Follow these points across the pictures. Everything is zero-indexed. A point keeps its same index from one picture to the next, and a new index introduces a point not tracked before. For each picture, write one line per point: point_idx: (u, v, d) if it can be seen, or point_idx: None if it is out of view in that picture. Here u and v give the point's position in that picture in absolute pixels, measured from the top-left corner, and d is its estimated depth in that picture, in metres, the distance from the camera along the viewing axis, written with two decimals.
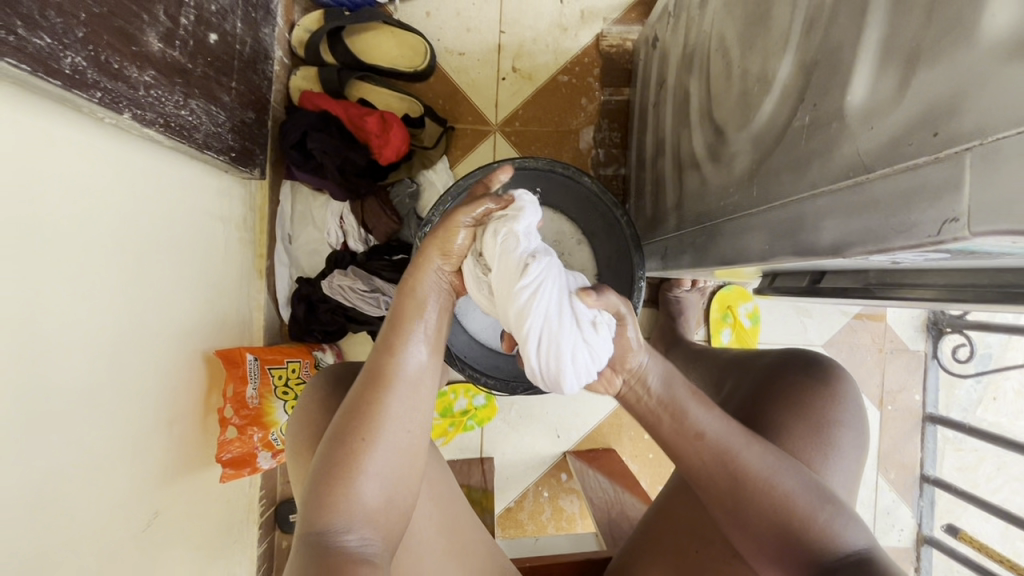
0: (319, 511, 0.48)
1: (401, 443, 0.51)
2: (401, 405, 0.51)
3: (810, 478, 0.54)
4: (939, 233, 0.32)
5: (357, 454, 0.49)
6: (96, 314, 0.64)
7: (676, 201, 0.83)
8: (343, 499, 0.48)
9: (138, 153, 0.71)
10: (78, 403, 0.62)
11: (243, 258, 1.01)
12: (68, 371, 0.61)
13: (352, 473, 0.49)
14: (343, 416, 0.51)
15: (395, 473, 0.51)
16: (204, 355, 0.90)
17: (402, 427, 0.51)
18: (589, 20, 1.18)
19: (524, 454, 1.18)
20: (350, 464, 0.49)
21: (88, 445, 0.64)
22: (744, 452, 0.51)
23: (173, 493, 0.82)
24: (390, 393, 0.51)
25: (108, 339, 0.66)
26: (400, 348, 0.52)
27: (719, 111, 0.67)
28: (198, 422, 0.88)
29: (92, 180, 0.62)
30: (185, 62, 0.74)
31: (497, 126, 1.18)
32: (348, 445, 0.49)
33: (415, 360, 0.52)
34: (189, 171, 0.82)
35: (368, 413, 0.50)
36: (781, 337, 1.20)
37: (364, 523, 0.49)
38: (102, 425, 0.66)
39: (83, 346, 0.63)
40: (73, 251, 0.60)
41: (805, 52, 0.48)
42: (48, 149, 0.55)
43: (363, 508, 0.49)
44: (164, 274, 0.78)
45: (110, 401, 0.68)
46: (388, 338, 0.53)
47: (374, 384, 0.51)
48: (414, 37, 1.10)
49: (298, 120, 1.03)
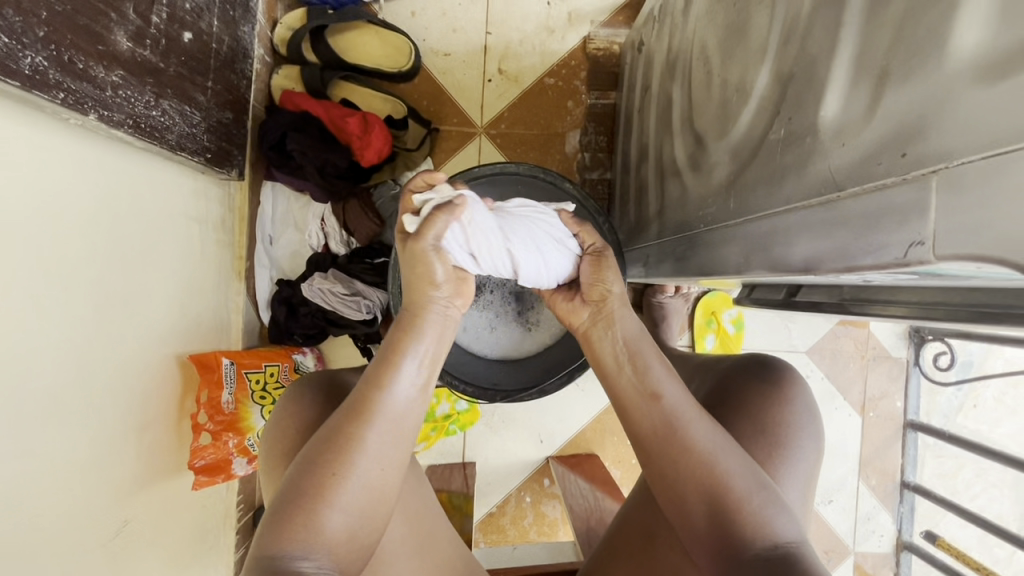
0: (279, 532, 0.47)
1: (373, 471, 0.51)
2: (380, 435, 0.52)
3: (749, 466, 0.54)
4: (906, 255, 0.32)
5: (328, 479, 0.49)
6: (61, 319, 0.63)
7: (658, 209, 0.82)
8: (304, 521, 0.48)
9: (108, 154, 0.69)
10: (44, 409, 0.61)
11: (220, 259, 0.99)
12: (33, 376, 0.59)
13: (318, 495, 0.49)
14: (317, 446, 0.50)
15: (363, 501, 0.51)
16: (180, 359, 0.88)
17: (375, 459, 0.51)
18: (577, 22, 1.17)
19: (507, 459, 1.18)
20: (314, 483, 0.49)
21: (54, 453, 0.63)
22: (690, 421, 0.56)
23: (145, 500, 0.80)
24: (368, 425, 0.51)
25: (73, 344, 0.65)
26: (389, 382, 0.53)
27: (700, 119, 0.67)
28: (172, 427, 0.87)
29: (56, 182, 0.61)
30: (157, 61, 0.72)
31: (482, 129, 1.17)
32: (317, 466, 0.49)
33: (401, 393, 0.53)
34: (162, 171, 0.80)
35: (343, 445, 0.50)
36: (765, 343, 1.20)
37: (324, 548, 0.48)
38: (67, 432, 0.65)
39: (48, 354, 0.61)
40: (36, 255, 0.59)
41: (782, 64, 0.47)
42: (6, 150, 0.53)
43: (325, 532, 0.48)
44: (135, 278, 0.76)
45: (76, 406, 0.66)
46: (374, 374, 0.53)
47: (355, 412, 0.51)
48: (399, 36, 1.09)
49: (278, 120, 1.01)
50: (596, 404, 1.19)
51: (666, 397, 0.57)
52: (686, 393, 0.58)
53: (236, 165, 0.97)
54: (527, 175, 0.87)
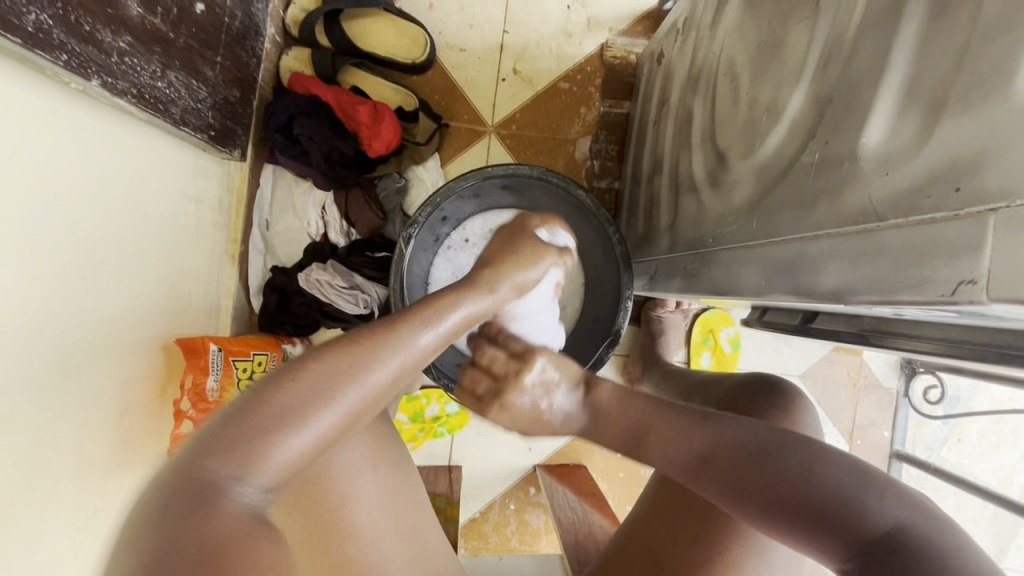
0: (240, 439, 0.43)
1: (353, 414, 0.49)
2: (377, 381, 0.50)
3: (794, 439, 0.52)
4: (954, 293, 0.31)
5: (315, 402, 0.46)
6: (45, 294, 0.60)
7: (670, 223, 0.81)
8: (274, 436, 0.44)
9: (108, 122, 0.66)
10: (20, 386, 0.58)
11: (214, 240, 0.96)
12: (14, 351, 0.56)
13: (291, 418, 0.45)
14: (318, 363, 0.48)
15: (325, 443, 0.47)
16: (165, 343, 0.85)
17: (367, 402, 0.50)
18: (595, 29, 1.16)
19: (493, 465, 1.16)
20: (289, 403, 0.45)
21: (28, 432, 0.59)
22: (707, 431, 0.55)
23: (118, 487, 0.77)
24: (379, 366, 0.50)
25: (55, 320, 0.61)
26: (413, 331, 0.53)
27: (722, 136, 0.66)
28: (153, 411, 0.83)
29: (52, 150, 0.58)
30: (166, 31, 0.69)
31: (492, 128, 1.15)
32: (295, 385, 0.46)
33: (413, 346, 0.53)
34: (162, 145, 0.77)
35: (347, 372, 0.48)
36: (759, 364, 1.20)
37: (268, 474, 0.44)
38: (43, 412, 0.61)
39: (29, 329, 0.58)
40: (26, 224, 0.55)
41: (821, 86, 0.46)
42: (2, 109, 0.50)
43: (286, 462, 0.45)
44: (125, 254, 0.73)
45: (55, 385, 0.63)
46: (407, 320, 0.54)
47: (363, 344, 0.50)
48: (415, 27, 1.07)
49: (286, 103, 0.98)
50: None
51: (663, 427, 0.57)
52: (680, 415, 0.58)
53: (240, 144, 0.94)
54: (541, 178, 0.85)
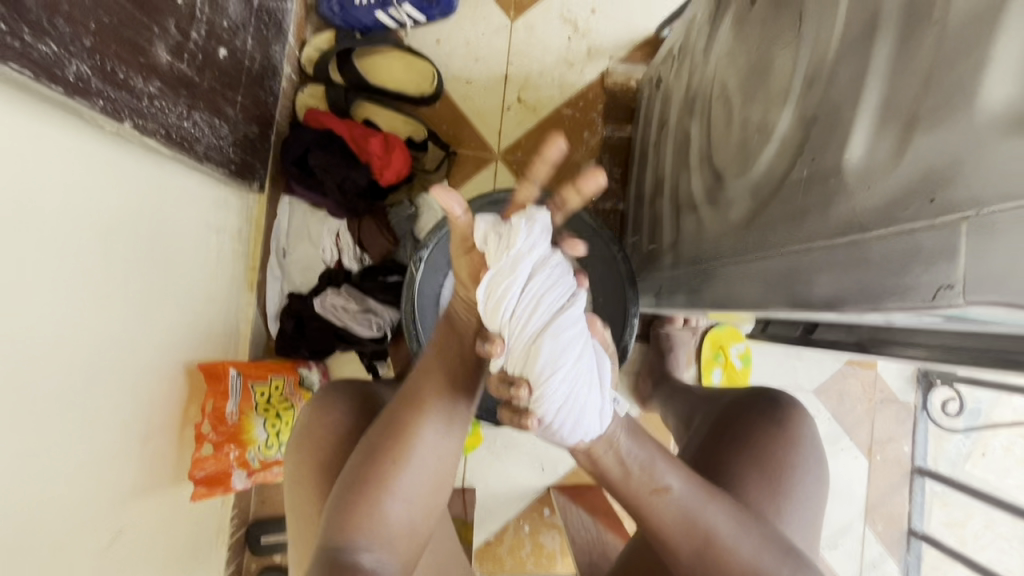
0: (345, 524, 0.51)
1: (432, 475, 0.55)
2: (433, 439, 0.55)
3: (767, 540, 0.54)
4: (935, 298, 0.32)
5: (389, 469, 0.53)
6: (78, 320, 0.63)
7: (673, 241, 0.83)
8: (371, 511, 0.51)
9: (137, 160, 0.70)
10: (52, 413, 0.61)
11: (234, 269, 1.00)
12: (46, 380, 0.59)
13: (381, 494, 0.52)
14: (380, 435, 0.55)
15: (418, 501, 0.54)
16: (188, 369, 0.88)
17: (434, 456, 0.55)
18: (596, 57, 1.21)
19: (506, 486, 1.16)
20: (375, 478, 0.53)
21: (59, 456, 0.62)
22: (703, 514, 0.54)
23: (141, 509, 0.79)
24: (429, 424, 0.55)
25: (87, 344, 0.65)
26: (446, 379, 0.57)
27: (718, 156, 0.68)
28: (175, 435, 0.86)
29: (87, 186, 0.62)
30: (192, 75, 0.74)
31: (499, 154, 1.19)
32: (374, 464, 0.53)
33: (446, 396, 0.57)
34: (186, 179, 0.82)
35: (404, 436, 0.55)
36: (772, 379, 1.20)
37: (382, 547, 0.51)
38: (74, 432, 0.64)
39: (61, 357, 0.61)
40: (60, 259, 0.59)
41: (805, 106, 0.49)
42: (43, 150, 0.55)
43: (388, 526, 0.52)
44: (151, 285, 0.77)
45: (86, 408, 0.66)
46: (436, 372, 0.57)
47: (402, 414, 0.56)
48: (422, 62, 1.13)
49: (302, 138, 1.04)
50: None
51: (676, 495, 0.54)
52: (692, 482, 0.56)
53: (258, 177, 0.99)
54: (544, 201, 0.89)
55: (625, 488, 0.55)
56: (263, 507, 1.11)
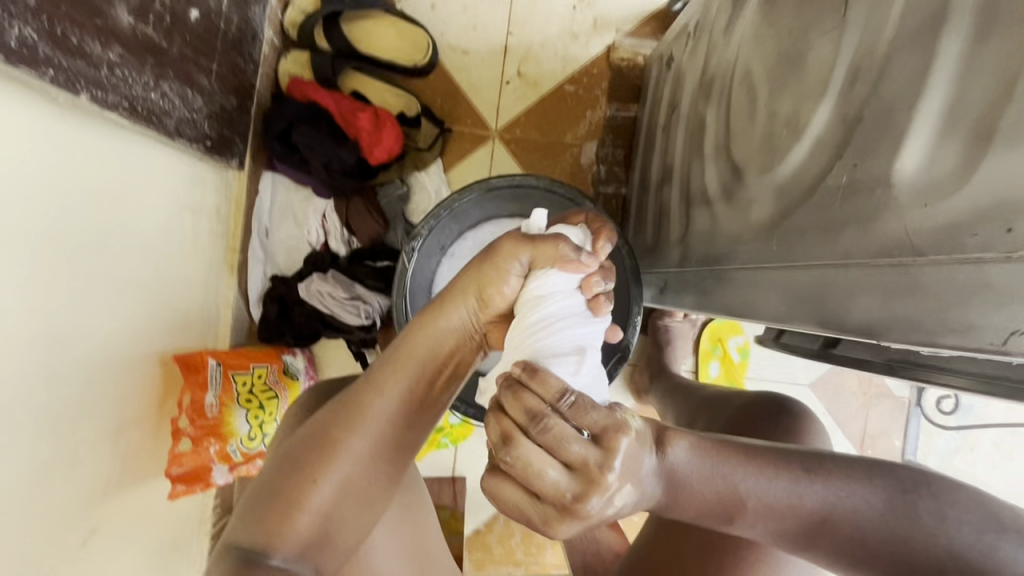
0: (258, 523, 0.47)
1: (363, 476, 0.49)
2: (372, 438, 0.49)
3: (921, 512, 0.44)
4: (1005, 343, 0.31)
5: (311, 473, 0.48)
6: (40, 313, 0.58)
7: (681, 235, 0.78)
8: (287, 516, 0.47)
9: (99, 136, 0.63)
10: (14, 410, 0.55)
11: (212, 250, 0.94)
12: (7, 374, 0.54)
13: (301, 492, 0.47)
14: (313, 427, 0.50)
15: (338, 512, 0.49)
16: (167, 359, 0.84)
17: (367, 463, 0.49)
18: (601, 30, 1.13)
19: None
20: (290, 480, 0.48)
21: (24, 457, 0.58)
22: (800, 503, 0.43)
23: (114, 507, 0.75)
24: (362, 423, 0.49)
25: (49, 338, 0.59)
26: (390, 382, 0.50)
27: (737, 149, 0.63)
28: (150, 428, 0.81)
29: (41, 166, 0.55)
30: (159, 40, 0.66)
31: (496, 132, 1.12)
32: (299, 463, 0.48)
33: (403, 393, 0.50)
34: (156, 155, 0.75)
35: (335, 436, 0.49)
36: (770, 374, 1.18)
37: (299, 546, 0.47)
38: (58, 424, 0.62)
39: (22, 352, 0.56)
40: (16, 245, 0.53)
41: (847, 103, 0.44)
42: (6, 126, 0.50)
43: (304, 531, 0.48)
44: (122, 272, 0.71)
45: (53, 405, 0.61)
46: (382, 372, 0.50)
47: (340, 415, 0.49)
48: (416, 30, 1.05)
49: (285, 111, 0.96)
50: None
51: (745, 499, 0.42)
52: (775, 483, 0.43)
53: (236, 153, 0.92)
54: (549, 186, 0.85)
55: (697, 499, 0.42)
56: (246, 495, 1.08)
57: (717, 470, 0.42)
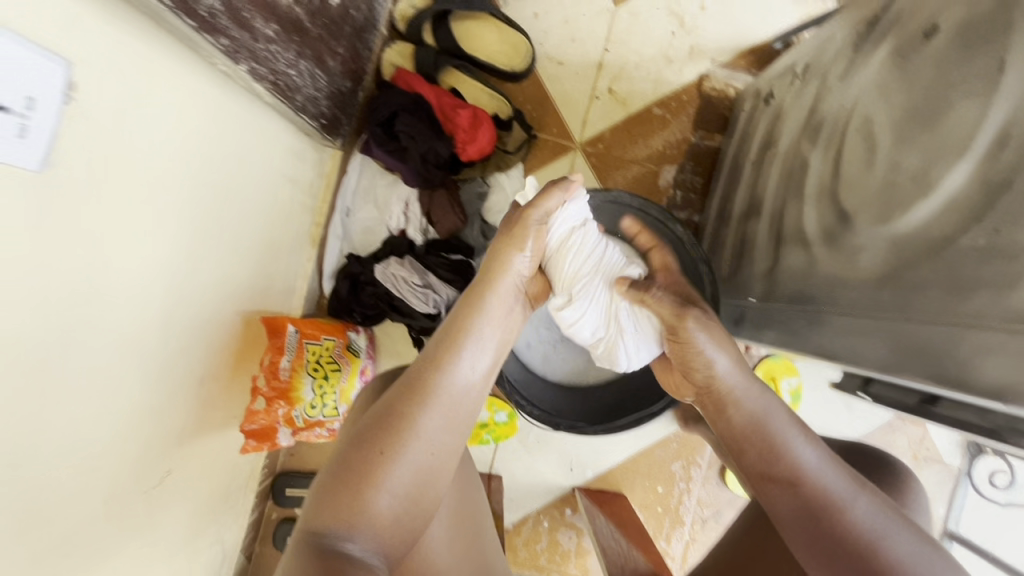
0: (330, 510, 0.52)
1: (426, 455, 0.57)
2: (434, 418, 0.59)
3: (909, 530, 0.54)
4: None
5: (382, 456, 0.55)
6: (147, 250, 0.62)
7: (767, 271, 0.79)
8: (362, 497, 0.53)
9: (222, 96, 0.67)
10: (120, 337, 0.60)
11: (301, 221, 0.98)
12: (117, 301, 0.58)
13: (371, 474, 0.54)
14: (377, 415, 0.58)
15: (405, 496, 0.55)
16: (252, 319, 0.89)
17: (430, 445, 0.58)
18: (697, 57, 1.15)
19: (533, 479, 1.15)
20: (360, 462, 0.54)
21: (122, 387, 0.62)
22: (844, 501, 0.55)
23: (187, 452, 0.79)
24: (423, 407, 0.59)
25: (152, 275, 0.63)
26: (443, 365, 0.62)
27: (846, 194, 0.64)
28: (227, 382, 0.85)
29: (168, 114, 0.59)
30: (306, 21, 0.69)
31: (579, 144, 1.15)
32: (368, 444, 0.56)
33: (454, 374, 0.62)
34: (267, 121, 0.79)
35: (398, 418, 0.57)
36: (820, 423, 1.17)
37: (370, 532, 0.52)
38: (154, 362, 0.66)
39: (126, 283, 0.59)
40: (135, 181, 0.57)
41: (991, 168, 0.45)
42: (143, 68, 0.54)
43: (376, 517, 0.53)
44: (221, 226, 0.75)
45: (152, 343, 0.65)
46: (433, 359, 0.63)
47: (400, 403, 0.59)
48: (519, 37, 1.09)
49: (389, 98, 0.99)
50: (634, 445, 1.16)
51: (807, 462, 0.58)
52: (830, 466, 0.58)
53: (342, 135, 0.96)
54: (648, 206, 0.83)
55: (781, 457, 0.59)
56: (291, 461, 1.12)
57: (793, 431, 0.60)
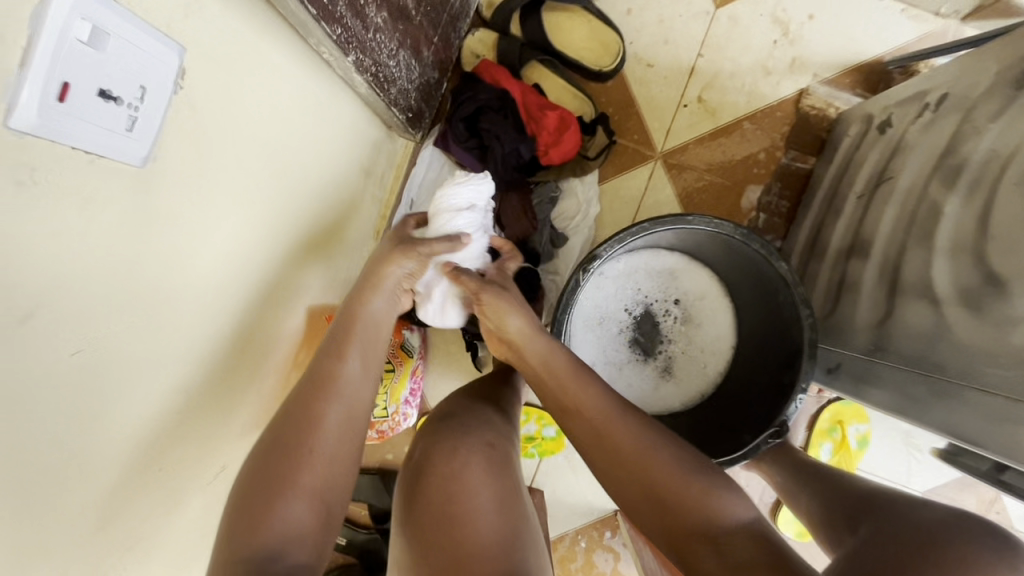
0: (252, 519, 0.51)
1: (340, 449, 0.59)
2: (339, 410, 0.61)
3: None
4: None
5: (300, 458, 0.56)
6: (229, 247, 0.58)
7: (876, 320, 0.72)
8: (279, 501, 0.53)
9: (316, 84, 0.63)
10: (197, 334, 0.57)
11: (368, 213, 0.93)
12: (200, 297, 0.55)
13: (293, 477, 0.54)
14: (290, 415, 0.59)
15: (325, 495, 0.56)
16: (316, 318, 0.87)
17: (335, 434, 0.59)
18: (798, 70, 1.06)
19: (574, 497, 1.12)
20: (269, 466, 0.55)
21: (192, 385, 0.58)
22: (717, 499, 0.53)
23: (243, 447, 0.76)
24: (325, 401, 0.60)
25: (232, 273, 0.60)
26: (340, 355, 0.65)
27: (996, 253, 0.57)
28: (284, 377, 0.82)
29: (265, 103, 0.55)
30: (411, 7, 0.64)
31: (660, 154, 1.08)
32: (281, 448, 0.56)
33: (350, 371, 0.64)
34: (351, 111, 0.74)
35: (311, 416, 0.59)
36: (884, 472, 1.10)
37: (289, 538, 0.52)
38: (222, 359, 0.63)
39: (210, 282, 0.56)
40: (227, 176, 0.53)
41: None
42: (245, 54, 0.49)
43: (292, 519, 0.53)
44: (298, 220, 0.71)
45: (222, 340, 0.62)
46: (321, 377, 0.62)
47: (300, 409, 0.59)
48: (611, 34, 1.01)
49: (475, 93, 0.93)
50: None
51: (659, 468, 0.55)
52: (678, 467, 0.55)
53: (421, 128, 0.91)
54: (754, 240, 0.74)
55: (625, 459, 0.57)
56: None
57: (652, 440, 0.58)
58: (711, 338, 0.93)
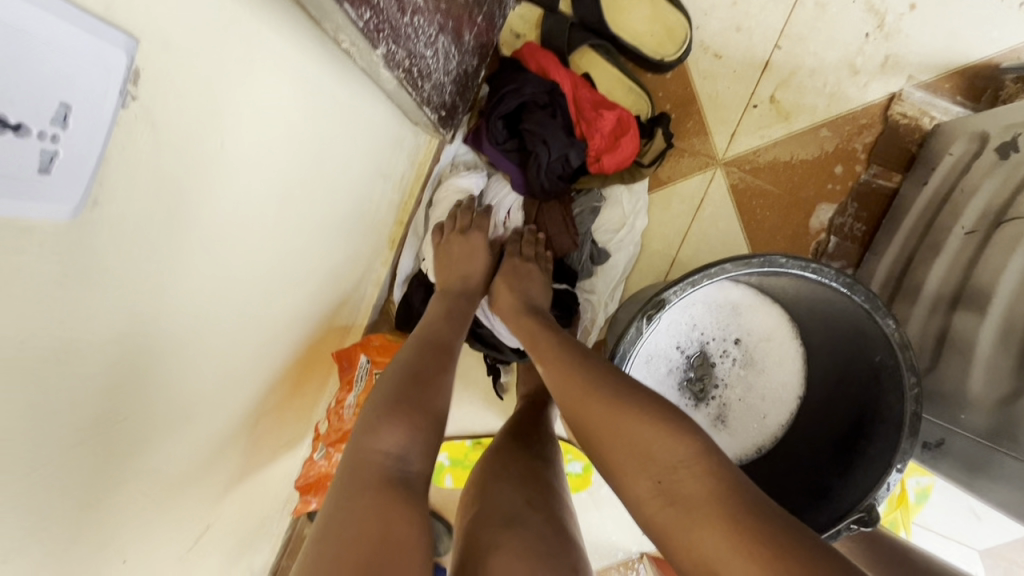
0: (373, 422, 0.50)
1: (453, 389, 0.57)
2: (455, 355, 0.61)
3: None
4: None
5: (428, 378, 0.55)
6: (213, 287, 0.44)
7: (997, 394, 0.60)
8: (407, 413, 0.51)
9: (331, 75, 0.49)
10: (171, 395, 0.44)
11: (383, 219, 0.79)
12: (169, 352, 0.42)
13: (424, 392, 0.54)
14: (408, 349, 0.59)
15: (442, 422, 0.53)
16: (318, 347, 0.74)
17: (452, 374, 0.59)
18: (890, 71, 0.90)
19: (597, 537, 1.01)
20: (388, 384, 0.54)
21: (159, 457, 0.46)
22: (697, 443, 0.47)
23: (230, 501, 0.64)
24: (443, 345, 0.61)
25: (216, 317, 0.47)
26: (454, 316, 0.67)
27: None
28: (280, 415, 0.69)
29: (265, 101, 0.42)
30: None
31: (721, 162, 0.93)
32: (406, 371, 0.55)
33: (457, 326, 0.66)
34: (373, 105, 0.60)
35: (434, 351, 0.59)
36: (939, 527, 1.00)
37: (409, 452, 0.49)
38: (204, 415, 0.51)
39: (184, 334, 0.43)
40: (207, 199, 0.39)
41: None
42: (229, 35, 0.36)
43: (415, 431, 0.50)
44: (303, 241, 0.58)
45: (205, 394, 0.49)
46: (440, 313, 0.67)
47: (425, 344, 0.60)
48: (677, 17, 0.86)
49: (520, 82, 0.78)
50: None
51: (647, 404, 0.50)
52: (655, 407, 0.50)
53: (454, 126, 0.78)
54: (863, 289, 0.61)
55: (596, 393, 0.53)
56: None
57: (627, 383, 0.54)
58: (774, 386, 0.81)
